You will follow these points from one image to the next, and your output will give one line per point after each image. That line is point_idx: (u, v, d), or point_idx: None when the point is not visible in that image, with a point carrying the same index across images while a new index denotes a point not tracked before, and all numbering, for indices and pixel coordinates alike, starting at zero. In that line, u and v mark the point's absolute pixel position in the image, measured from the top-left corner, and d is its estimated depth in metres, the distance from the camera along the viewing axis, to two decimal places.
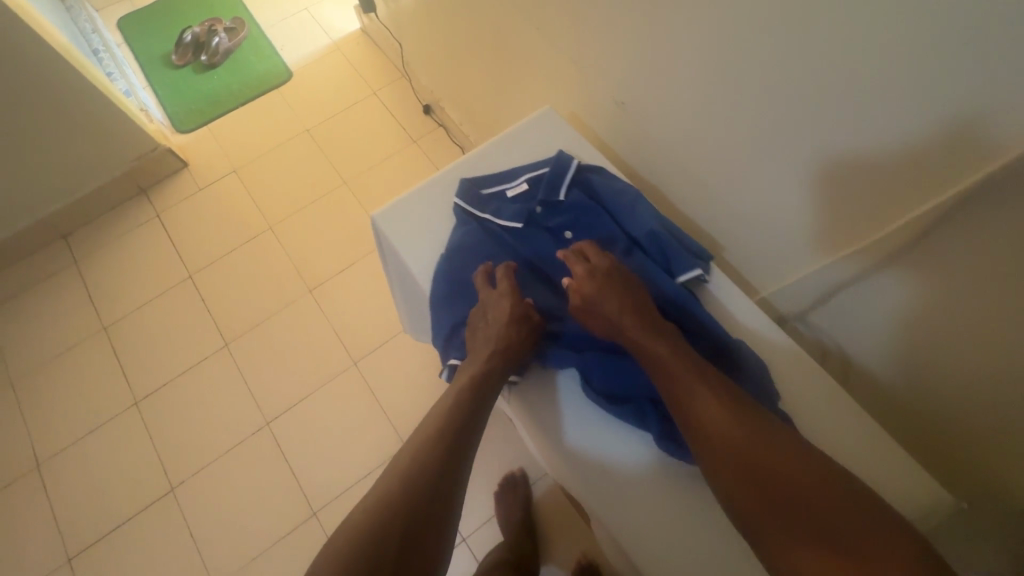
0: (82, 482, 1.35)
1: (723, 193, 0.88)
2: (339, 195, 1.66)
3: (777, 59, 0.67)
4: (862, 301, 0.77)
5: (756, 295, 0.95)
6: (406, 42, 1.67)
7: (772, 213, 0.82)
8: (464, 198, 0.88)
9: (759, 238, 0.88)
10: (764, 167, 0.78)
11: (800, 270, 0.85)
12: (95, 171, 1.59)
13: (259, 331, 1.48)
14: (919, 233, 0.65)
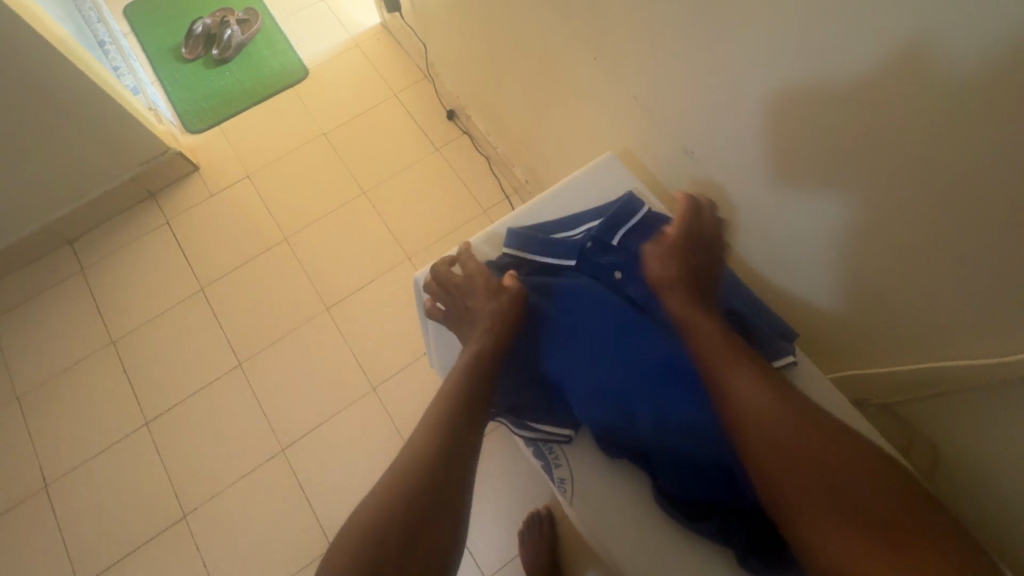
0: (90, 505, 1.30)
1: (799, 259, 0.78)
2: (357, 205, 1.58)
3: (869, 126, 0.58)
4: (971, 407, 0.67)
5: (832, 374, 0.85)
6: (430, 44, 1.57)
7: (866, 295, 0.71)
8: (515, 244, 0.81)
9: (841, 316, 0.77)
10: (870, 248, 0.67)
11: (895, 361, 0.74)
12: (102, 174, 1.51)
13: (273, 351, 1.42)
14: None
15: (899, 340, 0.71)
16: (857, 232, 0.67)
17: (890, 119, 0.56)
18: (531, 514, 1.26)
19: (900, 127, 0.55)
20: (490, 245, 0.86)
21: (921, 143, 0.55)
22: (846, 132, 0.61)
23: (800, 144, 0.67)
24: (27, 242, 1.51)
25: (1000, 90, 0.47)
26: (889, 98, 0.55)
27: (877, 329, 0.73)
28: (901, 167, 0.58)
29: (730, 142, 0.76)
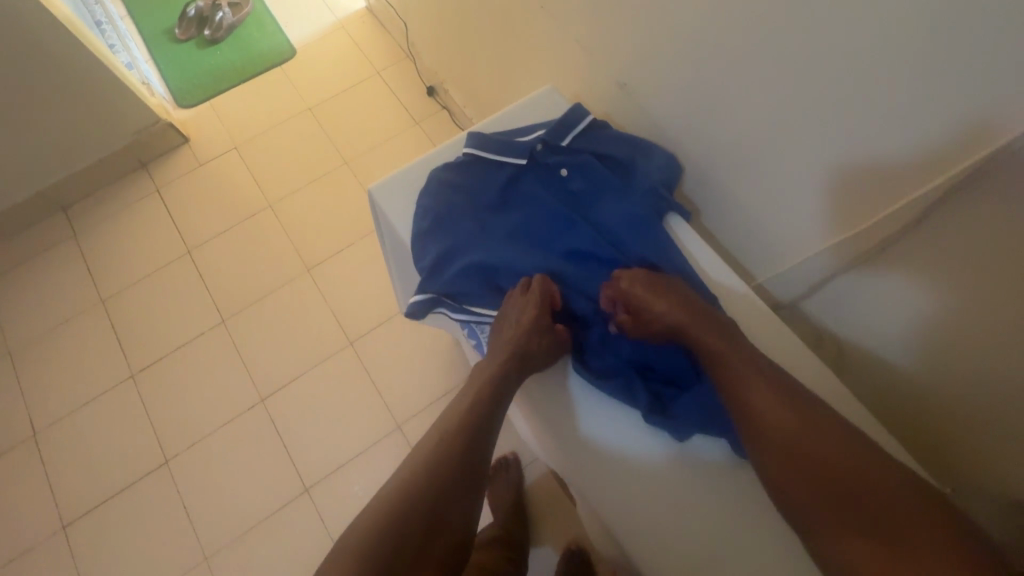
0: (77, 453, 1.35)
1: (721, 185, 0.84)
2: (340, 175, 1.65)
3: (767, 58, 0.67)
4: (859, 290, 0.74)
5: (753, 282, 0.89)
6: (410, 23, 1.65)
7: (778, 203, 0.77)
8: (475, 147, 0.73)
9: (757, 227, 0.83)
10: (776, 153, 0.73)
11: (801, 255, 0.79)
12: (96, 143, 1.58)
13: (256, 309, 1.48)
14: (920, 215, 0.62)
15: (804, 240, 0.77)
16: (762, 156, 0.75)
17: (781, 44, 0.64)
18: (500, 460, 1.32)
19: (792, 49, 0.63)
20: (449, 149, 0.77)
21: (809, 60, 0.62)
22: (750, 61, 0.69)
23: (715, 70, 0.74)
24: (21, 207, 1.57)
25: (864, 15, 0.55)
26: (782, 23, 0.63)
27: (790, 239, 0.79)
28: (793, 87, 0.66)
29: (660, 82, 0.82)
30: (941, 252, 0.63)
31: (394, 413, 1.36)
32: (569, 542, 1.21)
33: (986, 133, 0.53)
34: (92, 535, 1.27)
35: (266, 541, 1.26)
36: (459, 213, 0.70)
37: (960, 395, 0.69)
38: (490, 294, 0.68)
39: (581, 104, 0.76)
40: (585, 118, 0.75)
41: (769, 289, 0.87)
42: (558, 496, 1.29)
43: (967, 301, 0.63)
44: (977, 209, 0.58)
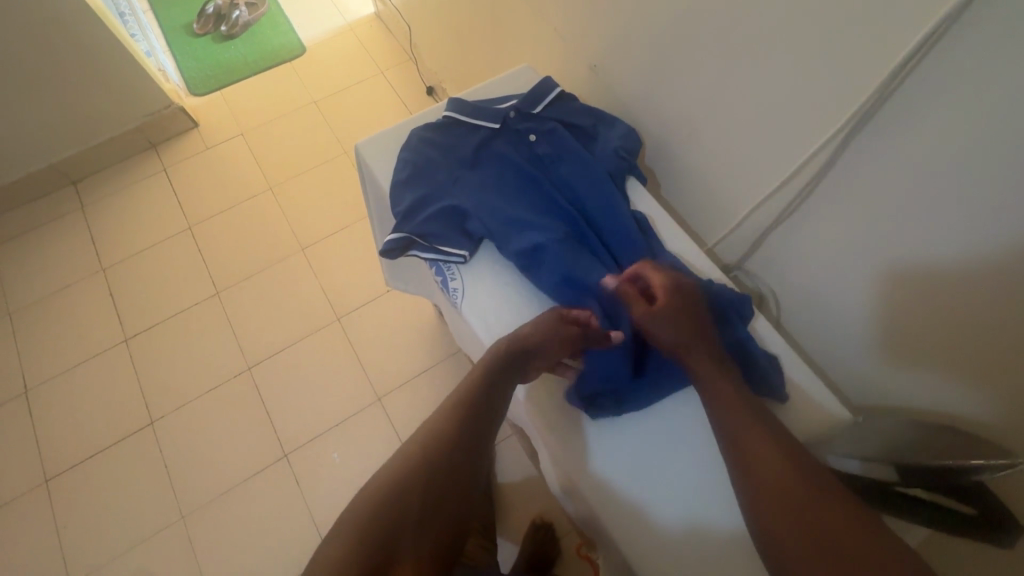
0: (65, 410, 1.40)
1: (677, 160, 0.92)
2: (339, 163, 1.74)
3: (710, 37, 0.75)
4: (788, 244, 0.82)
5: (705, 247, 0.97)
6: (413, 25, 1.75)
7: (723, 169, 0.85)
8: (453, 108, 0.80)
9: (707, 195, 0.91)
10: (719, 122, 0.81)
11: (739, 216, 0.87)
12: (108, 121, 1.67)
13: (249, 283, 1.55)
14: (825, 165, 0.70)
15: (742, 204, 0.85)
16: (709, 122, 0.83)
17: (720, 17, 0.72)
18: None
19: (731, 18, 0.71)
20: (431, 113, 0.85)
21: (745, 28, 0.70)
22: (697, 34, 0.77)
23: (671, 51, 0.82)
24: (33, 178, 1.65)
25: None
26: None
27: (734, 202, 0.87)
28: (729, 54, 0.74)
29: (625, 64, 0.91)
30: (846, 190, 0.70)
31: (375, 385, 1.41)
32: (535, 516, 1.24)
33: (872, 79, 0.60)
34: (74, 489, 1.31)
35: (243, 502, 1.30)
36: (435, 170, 0.77)
37: (877, 341, 0.75)
38: (457, 239, 0.74)
39: (550, 79, 0.83)
40: (553, 91, 0.82)
41: (717, 254, 0.95)
42: (529, 473, 1.33)
43: (866, 243, 0.71)
44: (872, 150, 0.65)
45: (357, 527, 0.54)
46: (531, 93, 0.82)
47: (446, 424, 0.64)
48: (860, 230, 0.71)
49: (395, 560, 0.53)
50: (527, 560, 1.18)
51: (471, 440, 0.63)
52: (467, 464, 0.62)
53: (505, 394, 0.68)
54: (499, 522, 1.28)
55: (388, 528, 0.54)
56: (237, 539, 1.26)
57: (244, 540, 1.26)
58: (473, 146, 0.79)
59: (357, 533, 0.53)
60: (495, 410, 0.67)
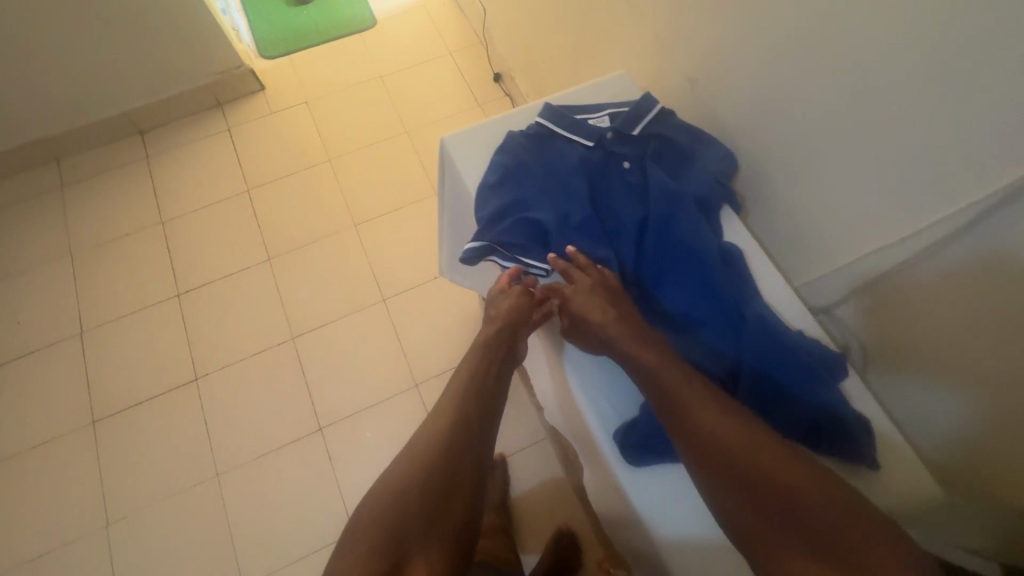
0: (116, 356, 1.44)
1: (768, 190, 0.87)
2: (398, 142, 1.73)
3: (833, 69, 0.70)
4: (895, 294, 0.75)
5: (793, 282, 0.91)
6: (488, 9, 1.71)
7: (829, 210, 0.79)
8: (544, 116, 0.78)
9: (804, 232, 0.84)
10: (833, 160, 0.75)
11: (842, 258, 0.80)
12: (180, 76, 1.69)
13: (300, 253, 1.56)
14: (964, 225, 0.63)
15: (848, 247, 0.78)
16: (814, 157, 0.77)
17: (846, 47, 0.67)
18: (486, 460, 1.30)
19: (859, 51, 0.66)
20: (523, 114, 0.82)
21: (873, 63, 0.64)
22: (814, 61, 0.71)
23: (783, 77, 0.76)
24: (104, 124, 1.69)
25: (928, 37, 0.58)
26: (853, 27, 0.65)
27: (832, 244, 0.81)
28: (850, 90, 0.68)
29: (728, 82, 0.86)
30: (987, 252, 0.62)
31: (413, 371, 1.41)
32: (560, 525, 1.22)
33: None
34: (118, 433, 1.36)
35: (275, 469, 1.32)
36: (524, 176, 0.73)
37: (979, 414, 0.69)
38: (538, 252, 0.71)
39: (650, 95, 0.79)
40: (653, 108, 0.77)
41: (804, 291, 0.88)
42: (558, 480, 1.30)
43: (1004, 313, 0.63)
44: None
45: (376, 506, 0.67)
46: (629, 109, 0.78)
47: (442, 436, 0.72)
48: (997, 300, 0.63)
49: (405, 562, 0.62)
50: (548, 568, 1.17)
51: (465, 447, 0.72)
52: (465, 447, 0.72)
53: (490, 395, 0.78)
54: (521, 528, 1.26)
55: (396, 505, 0.66)
56: (267, 504, 1.29)
57: (273, 505, 1.29)
58: (566, 157, 0.75)
59: (374, 509, 0.66)
60: (484, 413, 0.76)
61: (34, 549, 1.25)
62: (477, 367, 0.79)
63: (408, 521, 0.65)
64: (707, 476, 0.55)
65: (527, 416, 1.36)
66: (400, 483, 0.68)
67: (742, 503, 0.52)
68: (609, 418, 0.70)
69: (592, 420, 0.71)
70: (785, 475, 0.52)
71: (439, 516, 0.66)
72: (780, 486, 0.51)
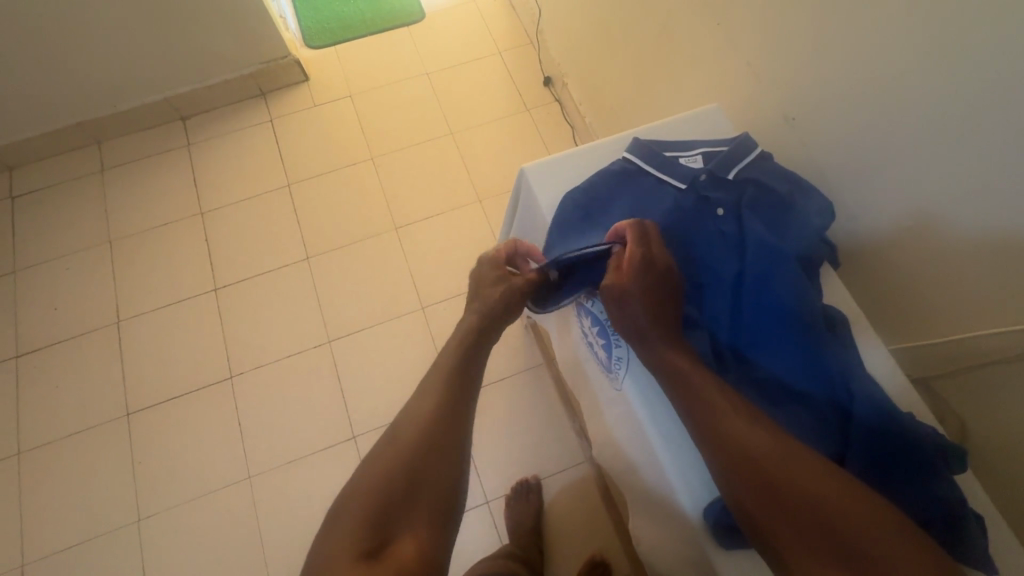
0: (152, 348, 1.43)
1: (858, 240, 0.82)
2: (443, 143, 1.68)
3: (957, 126, 0.64)
4: (1004, 385, 0.67)
5: (886, 346, 0.83)
6: (544, 10, 1.65)
7: (935, 275, 0.73)
8: (631, 154, 0.74)
9: (901, 293, 0.78)
10: (947, 225, 0.69)
11: (946, 330, 0.74)
12: (225, 64, 1.66)
13: (340, 254, 1.54)
14: None
15: (951, 320, 0.73)
16: (920, 216, 0.72)
17: (981, 106, 0.61)
18: (521, 481, 1.27)
19: (994, 111, 0.60)
20: (607, 147, 0.78)
21: (1015, 128, 0.58)
22: (934, 115, 0.66)
23: (894, 127, 0.71)
24: (148, 109, 1.67)
25: None
26: (988, 85, 0.60)
27: (933, 311, 0.75)
28: (976, 152, 0.63)
29: (825, 124, 0.81)
30: None
31: None
32: (594, 553, 1.18)
33: None
34: (151, 427, 1.35)
35: (305, 475, 1.30)
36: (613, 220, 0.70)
37: None
38: None
39: (747, 135, 0.75)
40: (751, 152, 0.73)
41: (898, 359, 0.81)
42: (594, 504, 1.26)
43: None
44: None
45: (359, 491, 0.57)
46: (725, 149, 0.73)
47: (425, 415, 0.63)
48: None
49: (389, 548, 0.52)
50: None
51: (451, 426, 0.62)
52: (459, 418, 0.64)
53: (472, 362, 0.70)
54: (554, 554, 1.23)
55: (382, 488, 0.57)
56: (296, 510, 1.27)
57: (302, 512, 1.27)
58: (656, 201, 0.71)
59: (356, 492, 0.57)
60: (473, 382, 0.69)
61: (65, 538, 1.25)
62: (471, 336, 0.71)
63: (394, 504, 0.56)
64: (746, 497, 0.51)
65: (565, 440, 1.33)
66: (384, 463, 0.59)
67: (772, 511, 0.49)
68: (702, 494, 0.62)
69: (682, 494, 0.62)
70: (810, 481, 0.49)
71: (428, 500, 0.57)
72: (811, 495, 0.48)
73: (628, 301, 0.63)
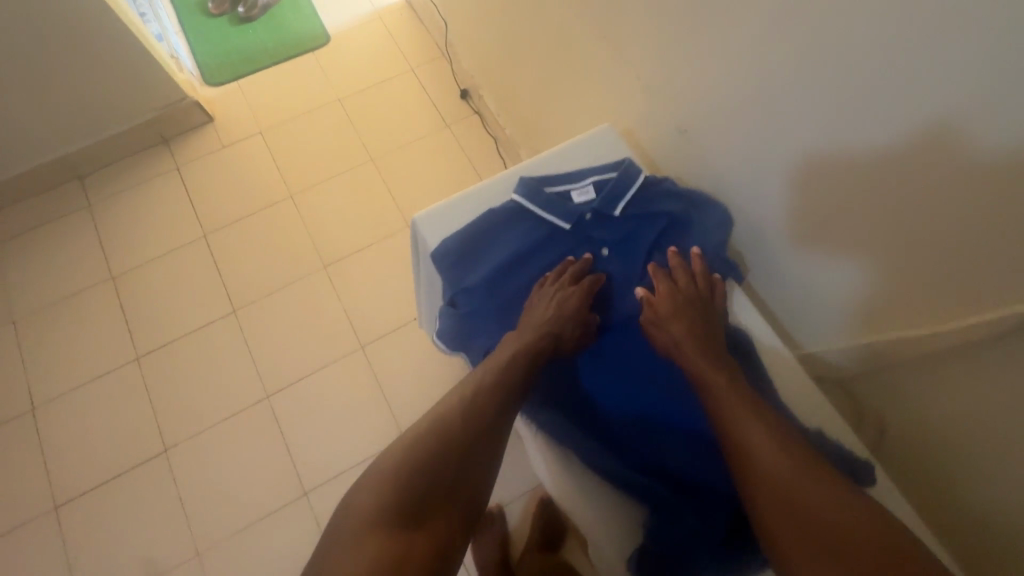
0: (75, 432, 1.33)
1: (771, 248, 0.85)
2: (364, 170, 1.62)
3: (840, 121, 0.64)
4: (908, 384, 0.73)
5: (797, 349, 0.89)
6: (450, 22, 1.61)
7: (837, 281, 0.76)
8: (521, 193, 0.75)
9: (812, 297, 0.82)
10: (848, 222, 0.70)
11: (856, 334, 0.77)
12: (118, 114, 1.55)
13: (269, 302, 1.47)
14: (979, 338, 0.61)
15: (858, 322, 0.76)
16: (820, 219, 0.74)
17: (863, 111, 0.62)
18: (485, 511, 1.24)
19: (870, 105, 0.60)
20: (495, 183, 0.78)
21: (891, 126, 0.59)
22: (817, 112, 0.66)
23: (782, 127, 0.72)
24: (39, 172, 1.54)
25: (938, 103, 0.54)
26: (858, 83, 0.60)
27: (839, 316, 0.79)
28: (861, 148, 0.64)
29: (720, 131, 0.81)
30: (1005, 373, 0.61)
31: (399, 423, 1.34)
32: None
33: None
34: (84, 517, 1.26)
35: (258, 541, 1.24)
36: (518, 271, 0.75)
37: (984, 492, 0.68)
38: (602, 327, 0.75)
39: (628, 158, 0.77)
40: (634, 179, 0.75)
41: (814, 360, 0.86)
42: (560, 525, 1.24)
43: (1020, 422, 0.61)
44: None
45: (412, 442, 0.65)
46: (611, 179, 0.76)
47: (435, 430, 0.65)
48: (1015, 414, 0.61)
49: (422, 512, 0.60)
50: None
51: (463, 446, 0.65)
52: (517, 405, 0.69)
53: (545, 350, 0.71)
54: None
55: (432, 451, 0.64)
56: None
57: None
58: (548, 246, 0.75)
59: (411, 443, 0.65)
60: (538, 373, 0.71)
61: None
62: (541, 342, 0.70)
63: (440, 472, 0.62)
64: (754, 475, 0.61)
65: (522, 462, 1.31)
66: (437, 428, 0.66)
67: (783, 526, 0.57)
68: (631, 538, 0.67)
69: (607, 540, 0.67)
70: (807, 482, 0.58)
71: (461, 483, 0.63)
72: (805, 486, 0.58)
73: (665, 321, 0.70)
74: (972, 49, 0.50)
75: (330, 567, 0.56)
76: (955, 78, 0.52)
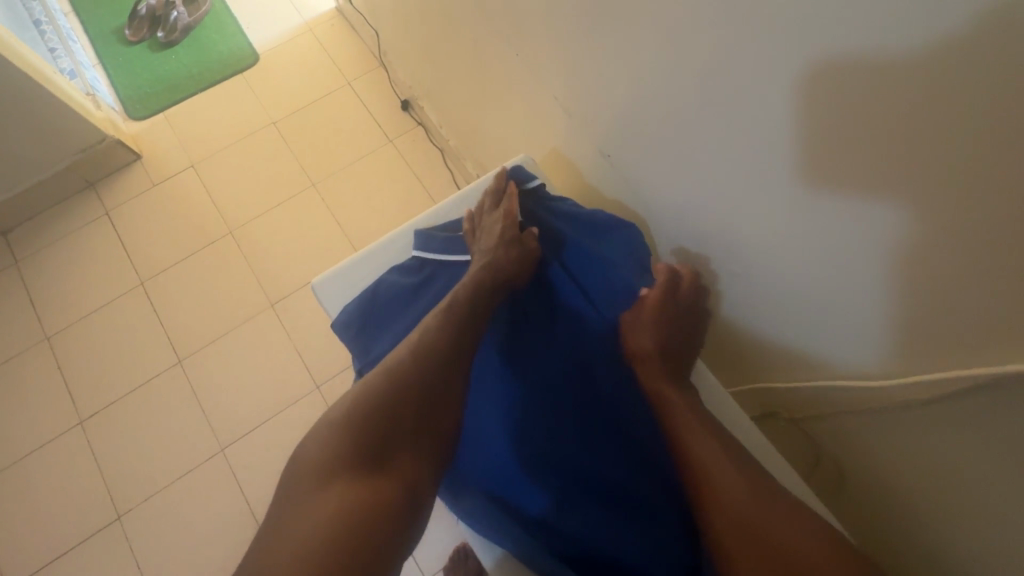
0: (21, 508, 1.26)
1: (725, 285, 0.80)
2: (306, 197, 1.54)
3: (777, 155, 0.59)
4: (871, 425, 0.71)
5: (739, 387, 0.91)
6: (381, 31, 1.51)
7: (794, 320, 0.72)
8: (418, 243, 0.81)
9: (768, 333, 0.78)
10: (797, 261, 0.65)
11: (822, 371, 0.73)
12: (35, 164, 1.45)
13: (217, 348, 1.39)
14: (945, 386, 0.57)
15: (820, 360, 0.72)
16: (768, 258, 0.69)
17: (743, 135, 0.61)
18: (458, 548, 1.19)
19: (807, 135, 0.55)
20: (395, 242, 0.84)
21: (830, 159, 0.54)
22: (752, 144, 0.61)
23: (720, 158, 0.66)
24: None
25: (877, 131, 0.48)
26: (792, 107, 0.54)
27: (797, 353, 0.75)
28: (802, 177, 0.58)
29: (660, 160, 0.76)
30: (971, 419, 0.57)
31: None
32: None
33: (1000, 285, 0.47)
34: None
35: None
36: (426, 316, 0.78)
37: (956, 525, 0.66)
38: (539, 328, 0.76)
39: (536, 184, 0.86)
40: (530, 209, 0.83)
41: (768, 394, 0.85)
42: None
43: (993, 461, 0.57)
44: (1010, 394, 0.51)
45: (378, 390, 0.63)
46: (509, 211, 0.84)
47: (387, 399, 0.62)
48: (987, 456, 0.57)
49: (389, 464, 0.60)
50: None
51: (419, 421, 0.62)
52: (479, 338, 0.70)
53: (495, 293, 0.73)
54: None
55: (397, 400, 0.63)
56: None
57: None
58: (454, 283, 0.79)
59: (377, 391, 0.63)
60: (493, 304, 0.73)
61: None
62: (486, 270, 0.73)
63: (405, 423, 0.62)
64: (707, 487, 0.63)
65: None
66: (402, 375, 0.64)
67: (733, 533, 0.59)
68: None
69: None
70: (750, 495, 0.60)
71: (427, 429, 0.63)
72: (751, 500, 0.60)
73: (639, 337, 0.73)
74: (897, 67, 0.44)
75: (280, 538, 0.54)
76: (892, 106, 0.46)
